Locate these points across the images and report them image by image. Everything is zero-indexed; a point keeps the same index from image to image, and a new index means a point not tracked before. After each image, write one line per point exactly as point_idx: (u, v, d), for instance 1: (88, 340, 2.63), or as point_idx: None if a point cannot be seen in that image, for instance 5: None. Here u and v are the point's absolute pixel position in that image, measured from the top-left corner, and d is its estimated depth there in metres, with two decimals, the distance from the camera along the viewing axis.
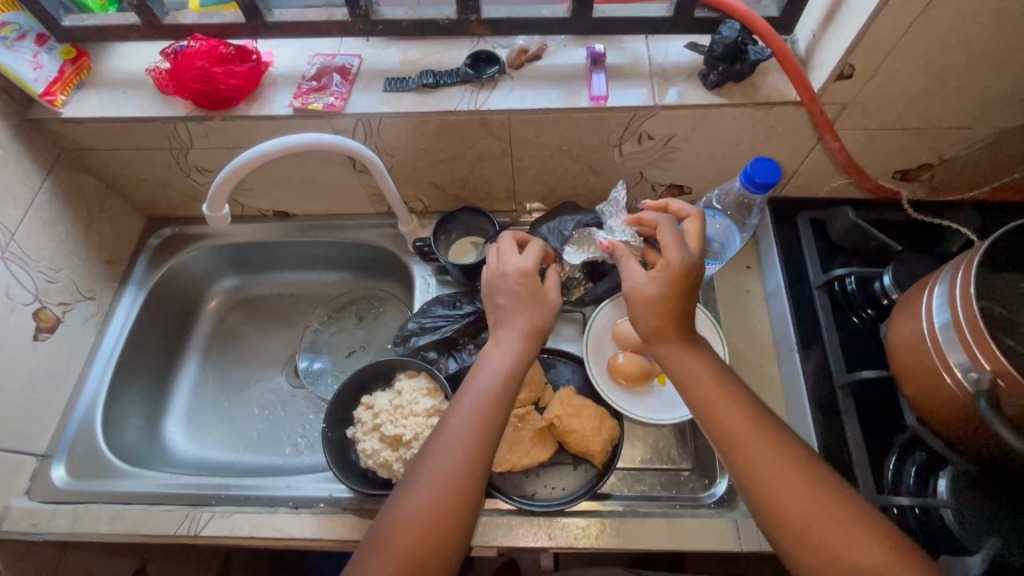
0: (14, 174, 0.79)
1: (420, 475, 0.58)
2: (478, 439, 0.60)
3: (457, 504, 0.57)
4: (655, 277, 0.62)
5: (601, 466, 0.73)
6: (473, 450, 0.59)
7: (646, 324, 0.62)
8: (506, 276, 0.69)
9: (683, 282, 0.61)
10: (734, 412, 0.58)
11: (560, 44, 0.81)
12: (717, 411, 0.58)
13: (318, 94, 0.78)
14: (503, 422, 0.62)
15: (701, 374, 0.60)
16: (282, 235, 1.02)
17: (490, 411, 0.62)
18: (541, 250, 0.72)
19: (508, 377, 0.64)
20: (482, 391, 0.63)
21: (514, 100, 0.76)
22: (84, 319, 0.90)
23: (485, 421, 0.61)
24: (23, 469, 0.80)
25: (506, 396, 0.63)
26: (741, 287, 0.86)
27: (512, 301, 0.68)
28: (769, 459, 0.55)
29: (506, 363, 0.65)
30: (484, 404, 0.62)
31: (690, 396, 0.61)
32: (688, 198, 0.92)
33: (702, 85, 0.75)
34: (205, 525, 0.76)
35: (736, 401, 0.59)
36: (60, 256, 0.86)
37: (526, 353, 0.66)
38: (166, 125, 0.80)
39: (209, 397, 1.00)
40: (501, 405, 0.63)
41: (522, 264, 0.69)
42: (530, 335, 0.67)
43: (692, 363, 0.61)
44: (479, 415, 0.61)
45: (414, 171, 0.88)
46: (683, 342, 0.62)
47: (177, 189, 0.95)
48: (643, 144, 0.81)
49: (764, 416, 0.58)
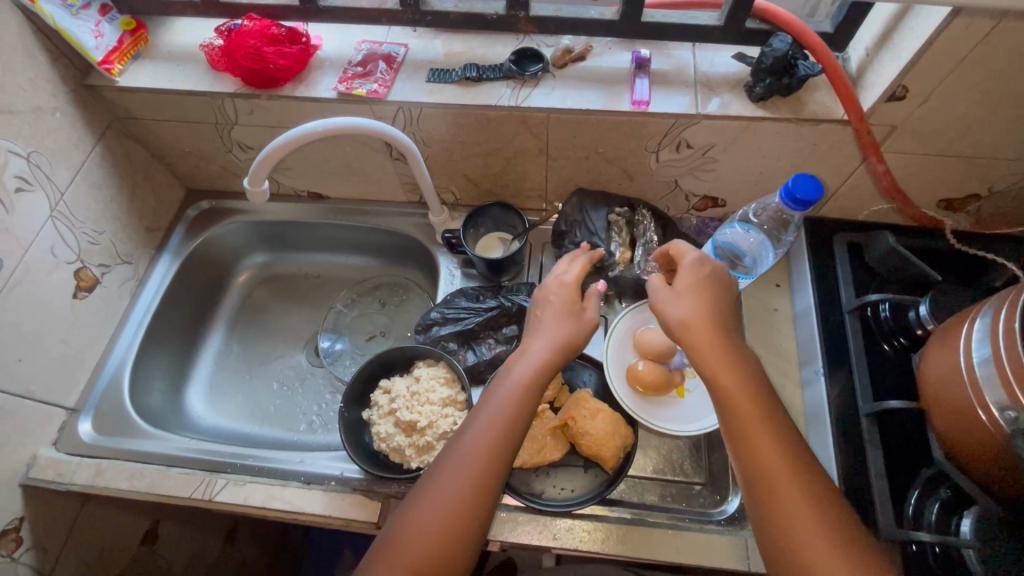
0: (69, 138, 0.82)
1: (444, 472, 0.58)
2: (497, 443, 0.59)
3: (473, 504, 0.57)
4: (681, 282, 0.64)
5: (612, 472, 0.73)
6: (489, 455, 0.58)
7: (707, 356, 0.59)
8: (553, 286, 0.71)
9: (715, 281, 0.64)
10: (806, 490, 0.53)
11: (606, 47, 0.81)
12: (777, 485, 0.53)
13: (363, 80, 0.79)
14: (523, 428, 0.61)
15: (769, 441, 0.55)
16: (315, 216, 1.04)
17: (503, 425, 0.60)
18: (586, 265, 0.73)
19: (530, 385, 0.63)
20: (504, 396, 0.62)
21: (555, 99, 0.76)
22: (121, 282, 0.93)
23: (496, 440, 0.59)
24: (53, 421, 0.83)
25: (522, 415, 0.61)
26: (769, 305, 0.85)
27: (558, 312, 0.68)
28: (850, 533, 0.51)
29: (528, 372, 0.63)
30: (507, 409, 0.61)
31: (748, 474, 0.55)
32: (721, 211, 0.91)
33: (747, 97, 0.74)
34: (220, 492, 0.78)
35: (801, 488, 0.53)
36: (104, 219, 0.89)
37: (549, 368, 0.64)
38: (214, 100, 0.82)
39: (231, 368, 1.04)
40: (523, 413, 0.61)
41: (564, 275, 0.72)
42: (563, 348, 0.66)
43: (763, 438, 0.55)
44: (487, 434, 0.59)
45: (450, 162, 0.88)
46: (752, 402, 0.57)
47: (218, 162, 0.98)
48: (681, 152, 0.80)
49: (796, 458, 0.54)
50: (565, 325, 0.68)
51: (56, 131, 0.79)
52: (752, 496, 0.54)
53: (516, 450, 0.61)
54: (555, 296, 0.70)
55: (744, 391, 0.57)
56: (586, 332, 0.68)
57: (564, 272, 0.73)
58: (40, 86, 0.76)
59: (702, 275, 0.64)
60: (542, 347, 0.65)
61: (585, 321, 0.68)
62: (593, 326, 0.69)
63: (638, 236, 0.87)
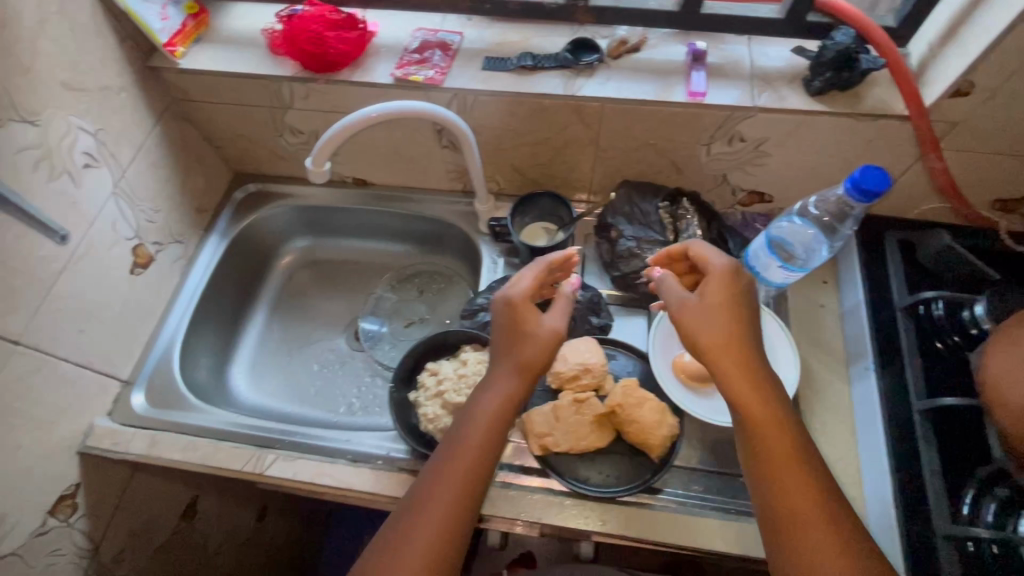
0: (133, 117, 0.84)
1: (421, 506, 0.58)
2: (469, 475, 0.60)
3: (450, 535, 0.57)
4: (704, 289, 0.63)
5: (658, 461, 0.74)
6: (463, 487, 0.59)
7: (742, 394, 0.58)
8: (503, 302, 0.69)
9: (737, 293, 0.63)
10: (828, 536, 0.52)
11: (662, 38, 0.80)
12: (800, 516, 0.53)
13: (420, 67, 0.80)
14: (494, 460, 0.62)
15: (794, 475, 0.55)
16: (359, 202, 1.06)
17: (476, 456, 0.61)
18: (539, 275, 0.72)
19: (499, 416, 0.64)
20: (474, 429, 0.62)
21: (609, 89, 0.77)
22: (172, 260, 0.95)
23: (477, 461, 0.61)
24: (108, 392, 0.85)
25: (491, 446, 0.62)
26: (815, 301, 0.85)
27: (514, 334, 0.67)
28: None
29: (495, 404, 0.64)
30: (475, 442, 0.62)
31: (771, 516, 0.55)
32: (767, 207, 0.91)
33: (804, 90, 0.74)
34: (270, 466, 0.79)
35: (833, 534, 0.52)
36: (160, 199, 0.91)
37: (516, 398, 0.65)
38: (273, 83, 0.84)
39: (274, 349, 1.06)
40: (493, 445, 0.62)
41: (518, 286, 0.70)
42: (523, 371, 0.65)
43: (794, 481, 0.54)
44: (466, 457, 0.61)
45: (499, 151, 0.89)
46: (787, 444, 0.56)
47: (268, 146, 1.00)
48: (733, 145, 0.80)
49: (812, 487, 0.54)
50: (523, 346, 0.66)
51: (122, 110, 0.82)
52: (773, 526, 0.54)
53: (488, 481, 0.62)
54: (504, 316, 0.68)
55: (780, 433, 0.56)
56: (549, 344, 0.67)
57: (515, 284, 0.71)
58: (109, 65, 0.79)
59: (722, 284, 0.63)
60: (506, 377, 0.65)
61: (540, 335, 0.67)
62: (552, 341, 0.67)
63: (680, 231, 0.86)
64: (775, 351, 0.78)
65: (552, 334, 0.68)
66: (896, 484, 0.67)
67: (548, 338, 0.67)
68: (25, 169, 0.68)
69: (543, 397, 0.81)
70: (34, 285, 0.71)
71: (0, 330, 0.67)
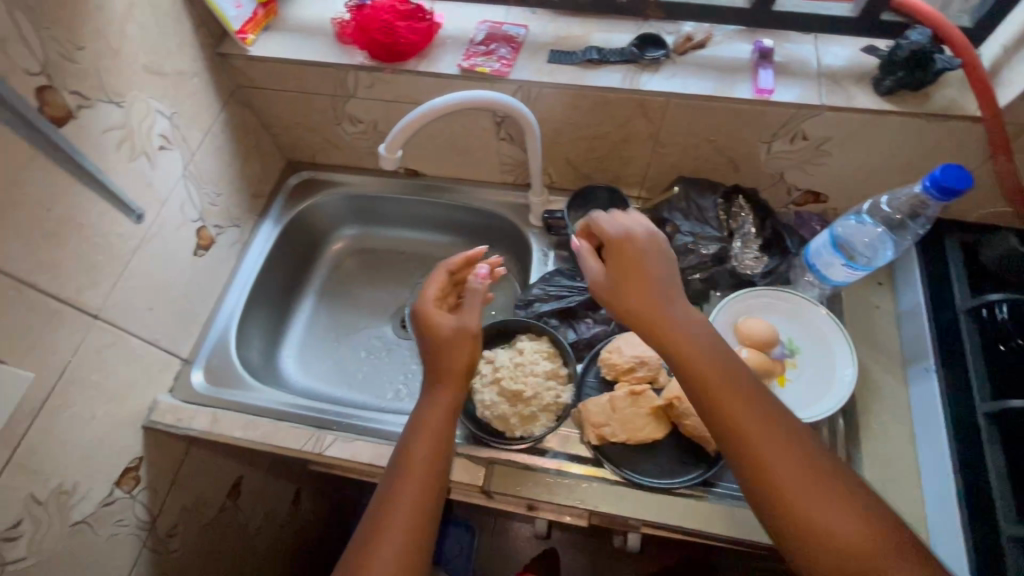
0: (203, 101, 0.86)
1: (384, 522, 0.58)
2: (426, 484, 0.61)
3: (416, 546, 0.58)
4: (613, 262, 0.63)
5: (713, 454, 0.75)
6: (421, 497, 0.60)
7: (685, 360, 0.57)
8: (415, 312, 0.72)
9: (648, 256, 0.62)
10: (802, 499, 0.51)
11: (727, 36, 0.81)
12: (771, 474, 0.52)
13: (486, 58, 0.81)
14: (445, 467, 0.64)
15: (757, 428, 0.54)
16: (409, 192, 1.07)
17: (428, 466, 0.62)
18: (441, 281, 0.75)
19: (444, 425, 0.65)
20: (422, 440, 0.64)
21: (675, 84, 0.77)
22: (230, 244, 0.97)
23: (430, 461, 0.63)
24: (170, 369, 0.87)
25: (442, 455, 0.64)
26: (870, 302, 0.85)
27: (431, 343, 0.69)
28: (842, 530, 0.49)
29: (439, 414, 0.66)
30: (425, 451, 0.63)
31: (748, 475, 0.53)
32: (821, 207, 0.91)
33: (873, 90, 0.74)
34: (329, 447, 0.81)
35: (809, 483, 0.51)
36: (222, 183, 0.93)
37: (455, 406, 0.67)
38: (339, 72, 0.85)
39: (322, 334, 1.08)
40: (442, 453, 0.64)
41: (427, 294, 0.73)
42: (451, 375, 0.67)
43: (758, 435, 0.54)
44: (421, 468, 0.62)
45: (556, 144, 0.90)
46: (740, 395, 0.56)
47: (325, 135, 1.01)
48: (795, 144, 0.81)
49: (775, 436, 0.54)
50: (441, 351, 0.68)
51: (194, 94, 0.84)
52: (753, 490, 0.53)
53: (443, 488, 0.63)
54: (418, 325, 0.72)
55: (730, 390, 0.56)
56: (468, 346, 0.69)
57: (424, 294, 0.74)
58: (185, 50, 0.81)
59: (634, 250, 0.62)
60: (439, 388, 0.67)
61: (453, 336, 0.69)
62: (466, 338, 0.69)
63: (735, 229, 0.87)
64: (831, 352, 0.78)
65: (462, 332, 0.69)
66: (960, 484, 0.67)
67: (461, 337, 0.69)
68: (110, 148, 0.70)
69: (597, 388, 0.81)
70: (112, 261, 0.73)
71: (83, 303, 0.69)
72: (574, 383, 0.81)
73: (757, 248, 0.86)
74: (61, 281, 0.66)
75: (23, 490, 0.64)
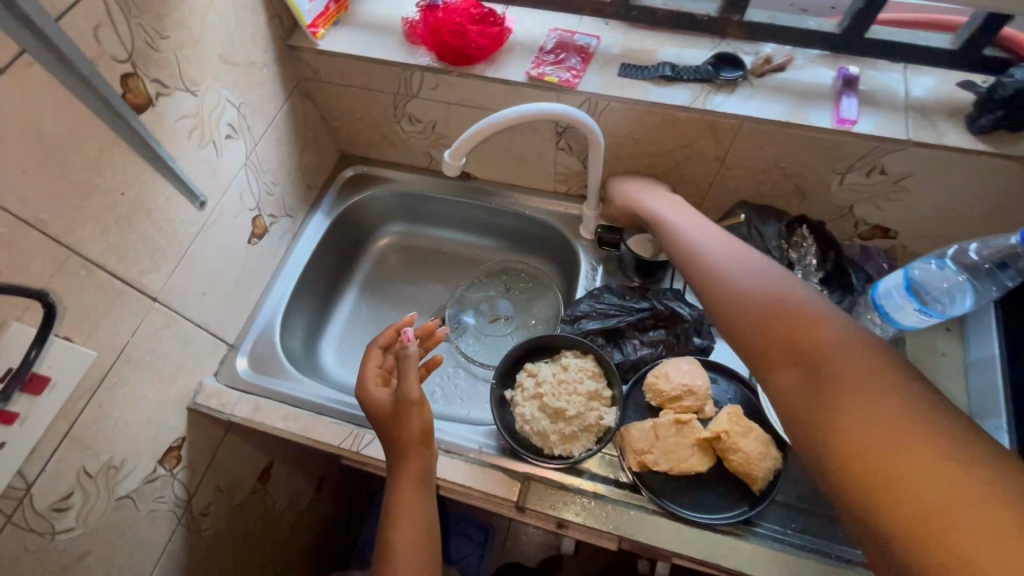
0: (269, 93, 0.87)
1: None
2: (419, 545, 0.65)
3: None
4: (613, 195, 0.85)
5: (759, 493, 0.72)
6: (416, 559, 0.64)
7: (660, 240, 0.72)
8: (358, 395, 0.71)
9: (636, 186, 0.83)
10: (774, 326, 0.54)
11: (809, 60, 0.78)
12: (724, 302, 0.59)
13: (555, 67, 0.80)
14: (430, 516, 0.67)
15: (713, 267, 0.62)
16: (459, 193, 1.07)
17: (416, 526, 0.65)
18: (374, 360, 0.73)
19: (420, 482, 0.67)
20: (403, 503, 0.66)
21: (751, 107, 0.74)
22: (282, 233, 0.99)
23: (417, 517, 0.66)
24: (217, 354, 0.89)
25: (425, 510, 0.67)
26: (936, 348, 0.81)
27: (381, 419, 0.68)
28: (787, 333, 0.53)
29: (412, 474, 0.67)
30: (410, 511, 0.66)
31: (715, 312, 0.59)
32: (889, 243, 0.87)
33: (966, 127, 0.70)
34: (367, 446, 0.81)
35: (765, 303, 0.56)
36: (280, 173, 0.95)
37: (426, 463, 0.68)
38: (405, 71, 0.85)
39: (362, 328, 1.08)
40: (425, 508, 0.67)
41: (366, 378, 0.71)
42: (410, 446, 0.66)
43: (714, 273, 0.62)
44: (409, 533, 0.65)
45: (616, 158, 0.88)
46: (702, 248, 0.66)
47: (382, 131, 1.01)
48: (871, 177, 0.77)
49: (731, 271, 0.61)
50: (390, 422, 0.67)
51: (262, 85, 0.85)
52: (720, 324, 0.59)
53: (433, 536, 0.67)
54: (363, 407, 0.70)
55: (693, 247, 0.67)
56: (417, 412, 0.66)
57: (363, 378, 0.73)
58: (257, 41, 0.81)
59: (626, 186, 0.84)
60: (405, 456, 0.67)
61: (398, 407, 0.67)
62: (409, 405, 0.66)
63: (796, 261, 0.82)
64: None
65: (404, 400, 0.66)
66: None
67: (405, 407, 0.66)
68: (182, 136, 0.71)
69: (640, 413, 0.79)
70: (173, 246, 0.74)
71: (144, 286, 0.71)
72: (618, 406, 0.78)
73: (817, 282, 0.80)
74: (127, 264, 0.68)
75: (77, 463, 0.66)
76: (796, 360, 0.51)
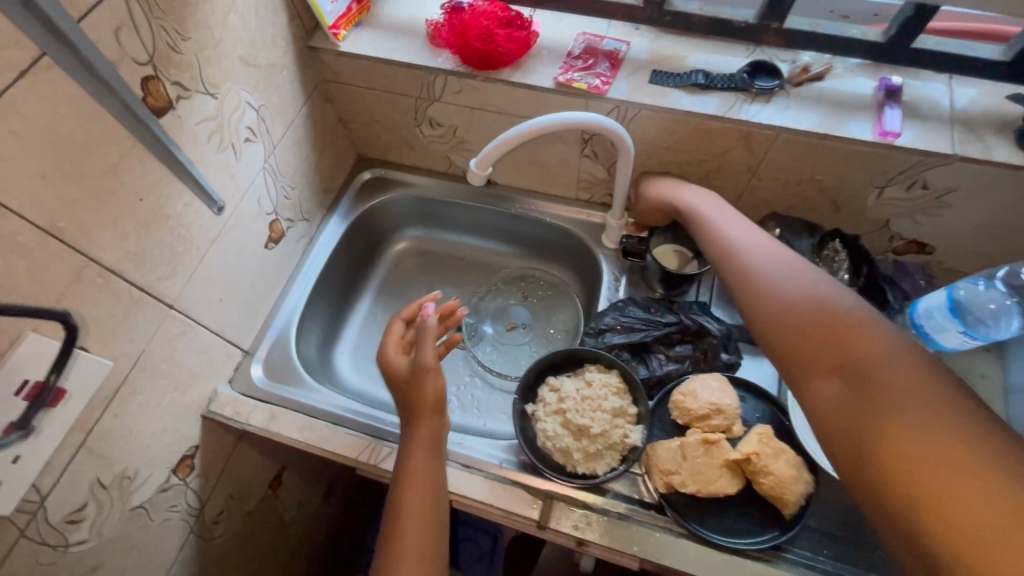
0: (288, 95, 0.85)
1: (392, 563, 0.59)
2: (426, 517, 0.62)
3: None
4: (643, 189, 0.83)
5: (789, 518, 0.69)
6: (422, 532, 0.61)
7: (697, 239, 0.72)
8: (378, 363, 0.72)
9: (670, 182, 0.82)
10: (817, 332, 0.54)
11: (848, 70, 0.75)
12: (766, 307, 0.59)
13: (584, 73, 0.77)
14: (440, 489, 0.65)
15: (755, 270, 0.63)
16: (478, 198, 1.04)
17: (424, 496, 0.63)
18: (396, 331, 0.74)
19: (431, 450, 0.65)
20: (412, 472, 0.64)
21: (788, 118, 0.71)
22: (298, 238, 0.97)
23: (425, 488, 0.63)
24: (232, 361, 0.87)
25: (434, 482, 0.64)
26: (974, 370, 0.78)
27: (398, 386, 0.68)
28: (830, 341, 0.52)
29: (422, 441, 0.65)
30: (419, 480, 0.63)
31: (757, 316, 0.60)
32: (925, 259, 0.84)
33: (1015, 143, 0.67)
34: (384, 458, 0.79)
35: (809, 310, 0.55)
36: (297, 176, 0.93)
37: (438, 431, 0.66)
38: (428, 75, 0.83)
39: (376, 335, 1.06)
40: (434, 479, 0.64)
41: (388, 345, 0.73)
42: (422, 412, 0.65)
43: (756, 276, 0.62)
44: (415, 503, 0.62)
45: (643, 167, 0.86)
46: (741, 250, 0.66)
47: (401, 135, 0.99)
48: (911, 191, 0.74)
49: (773, 275, 0.61)
50: (405, 388, 0.67)
51: (282, 87, 0.83)
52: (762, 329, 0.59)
53: (443, 512, 0.64)
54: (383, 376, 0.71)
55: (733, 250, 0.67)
56: (432, 378, 0.65)
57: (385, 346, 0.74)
58: (278, 42, 0.79)
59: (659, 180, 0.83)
60: (416, 422, 0.65)
61: (412, 375, 0.66)
62: (424, 372, 0.65)
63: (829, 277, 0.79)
64: None
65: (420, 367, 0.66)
66: None
67: (420, 375, 0.65)
68: (201, 140, 0.70)
69: (665, 431, 0.77)
70: (190, 251, 0.73)
71: (161, 293, 0.69)
72: (643, 424, 0.76)
73: None
74: (145, 271, 0.66)
75: (91, 474, 0.64)
76: (839, 368, 0.50)
